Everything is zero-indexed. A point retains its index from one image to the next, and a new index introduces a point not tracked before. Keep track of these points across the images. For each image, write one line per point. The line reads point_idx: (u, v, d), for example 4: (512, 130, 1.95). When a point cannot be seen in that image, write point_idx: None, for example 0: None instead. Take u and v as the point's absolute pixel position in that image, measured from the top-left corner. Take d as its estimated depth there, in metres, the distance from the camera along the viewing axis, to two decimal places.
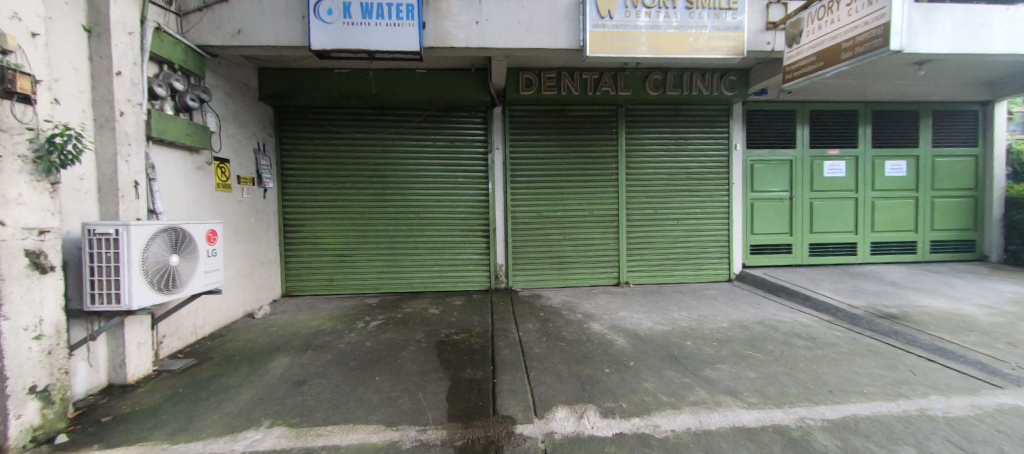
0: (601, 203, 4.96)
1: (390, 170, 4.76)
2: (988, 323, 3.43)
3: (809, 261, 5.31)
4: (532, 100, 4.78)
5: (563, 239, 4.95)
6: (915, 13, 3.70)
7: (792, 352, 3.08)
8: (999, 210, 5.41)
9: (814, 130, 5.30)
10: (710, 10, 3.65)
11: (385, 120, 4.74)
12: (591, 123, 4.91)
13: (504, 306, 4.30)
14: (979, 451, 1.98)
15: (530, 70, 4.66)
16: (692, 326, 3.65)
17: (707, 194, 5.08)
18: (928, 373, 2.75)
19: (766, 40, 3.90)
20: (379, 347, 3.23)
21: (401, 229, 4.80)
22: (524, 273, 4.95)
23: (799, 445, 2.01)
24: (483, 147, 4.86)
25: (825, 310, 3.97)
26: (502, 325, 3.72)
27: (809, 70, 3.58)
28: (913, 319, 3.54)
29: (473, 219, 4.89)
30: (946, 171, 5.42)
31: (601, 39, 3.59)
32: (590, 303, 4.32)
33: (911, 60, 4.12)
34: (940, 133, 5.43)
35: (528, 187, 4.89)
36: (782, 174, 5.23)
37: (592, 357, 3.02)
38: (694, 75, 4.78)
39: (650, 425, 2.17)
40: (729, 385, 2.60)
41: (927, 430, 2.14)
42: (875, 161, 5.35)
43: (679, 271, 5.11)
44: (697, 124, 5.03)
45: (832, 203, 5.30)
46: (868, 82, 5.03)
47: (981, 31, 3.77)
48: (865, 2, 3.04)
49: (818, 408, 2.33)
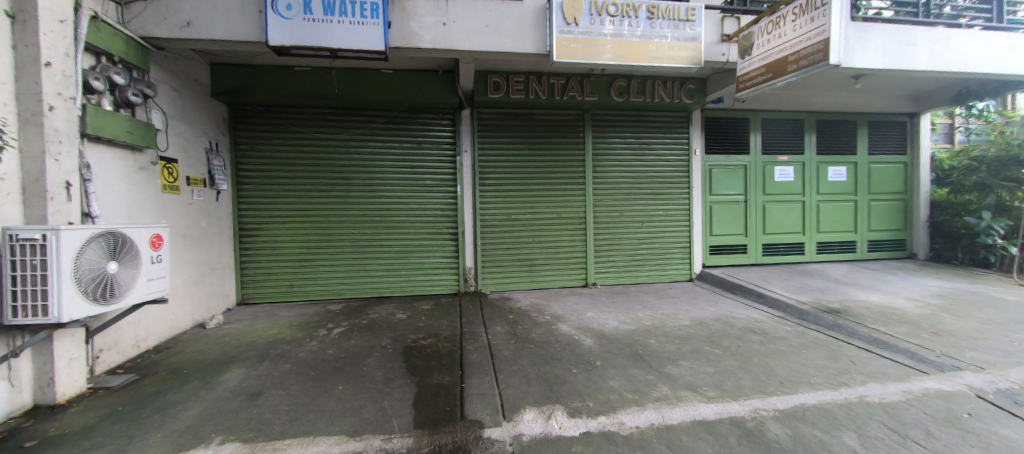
0: (569, 206, 5.04)
1: (354, 172, 4.63)
2: (915, 315, 3.77)
3: (762, 260, 5.63)
4: (500, 103, 4.79)
5: (532, 242, 4.98)
6: (851, 31, 4.03)
7: (747, 347, 3.25)
8: (925, 212, 5.95)
9: (765, 137, 5.63)
10: (670, 20, 3.81)
11: (349, 120, 4.61)
12: (558, 127, 4.99)
13: (473, 309, 4.27)
14: (909, 432, 2.16)
15: (498, 73, 4.64)
16: (655, 324, 3.77)
17: (669, 197, 5.28)
18: (865, 362, 2.98)
19: (721, 51, 4.12)
20: (342, 355, 3.12)
21: (367, 233, 4.67)
22: (493, 276, 4.94)
23: (754, 435, 2.12)
24: (451, 149, 4.82)
25: (776, 306, 4.21)
26: (470, 328, 3.69)
27: (759, 80, 3.82)
28: (853, 313, 3.83)
29: (442, 222, 4.83)
30: (880, 176, 5.91)
31: (567, 45, 3.66)
32: (558, 305, 4.37)
33: (848, 73, 4.47)
34: (874, 142, 5.92)
35: (496, 190, 4.90)
36: (737, 178, 5.53)
37: (560, 357, 3.06)
38: (656, 82, 4.95)
39: (615, 423, 2.22)
40: (690, 381, 2.70)
41: (865, 416, 2.31)
42: (819, 167, 5.75)
43: (644, 271, 5.27)
44: (659, 130, 5.23)
45: (783, 206, 5.64)
46: (812, 93, 5.41)
47: (907, 49, 4.16)
48: (808, 19, 3.29)
49: (770, 399, 2.47)
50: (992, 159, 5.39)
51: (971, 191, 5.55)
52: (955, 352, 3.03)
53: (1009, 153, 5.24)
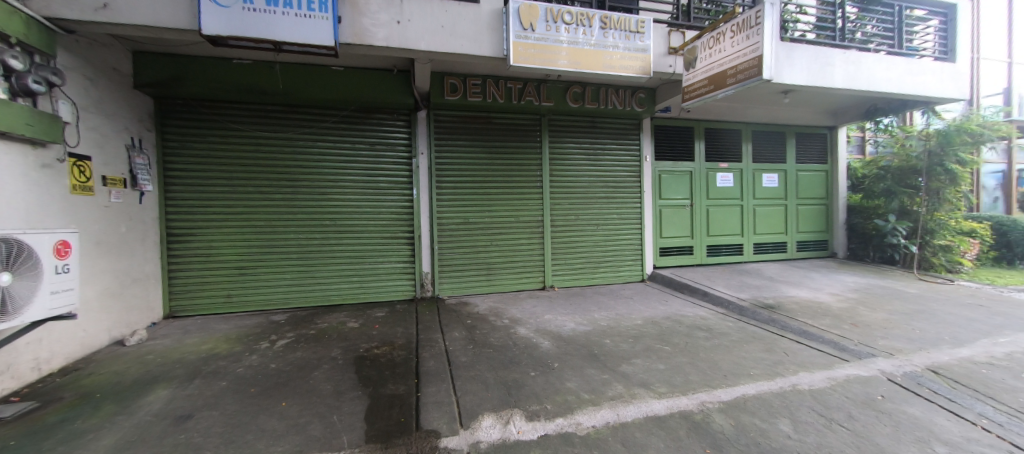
0: (526, 209, 5.07)
1: (301, 173, 4.37)
2: (837, 308, 4.18)
3: (707, 261, 5.99)
4: (458, 106, 4.74)
5: (490, 246, 4.96)
6: (780, 50, 4.42)
7: (694, 343, 3.42)
8: (843, 215, 6.63)
9: (708, 146, 6.02)
10: (621, 31, 3.97)
11: (296, 118, 4.35)
12: (516, 131, 5.02)
13: (430, 315, 4.16)
14: (834, 416, 2.38)
15: (455, 75, 4.59)
16: (610, 324, 3.88)
17: (623, 201, 5.48)
18: (796, 353, 3.25)
19: (668, 63, 4.35)
20: (287, 368, 2.91)
21: (315, 238, 4.42)
22: (451, 280, 4.85)
23: (702, 427, 2.23)
24: (407, 151, 4.69)
25: (720, 304, 4.49)
26: (427, 334, 3.59)
27: (703, 92, 4.07)
28: (785, 308, 4.17)
29: (397, 226, 4.68)
30: (806, 183, 6.51)
31: (524, 50, 3.69)
32: (516, 308, 4.37)
33: (778, 89, 4.90)
34: (801, 151, 6.51)
35: (454, 193, 4.83)
36: (684, 183, 5.85)
37: (518, 361, 3.05)
38: (609, 90, 5.12)
39: (573, 423, 2.24)
40: (643, 378, 2.80)
41: (798, 402, 2.51)
42: (755, 174, 6.23)
43: (599, 273, 5.41)
44: (612, 136, 5.43)
45: (724, 210, 6.05)
46: (748, 106, 5.86)
47: (826, 69, 4.63)
48: (744, 37, 3.55)
49: (715, 392, 2.61)
50: (896, 169, 6.12)
51: (879, 197, 6.27)
52: (869, 340, 3.38)
53: (908, 163, 5.98)
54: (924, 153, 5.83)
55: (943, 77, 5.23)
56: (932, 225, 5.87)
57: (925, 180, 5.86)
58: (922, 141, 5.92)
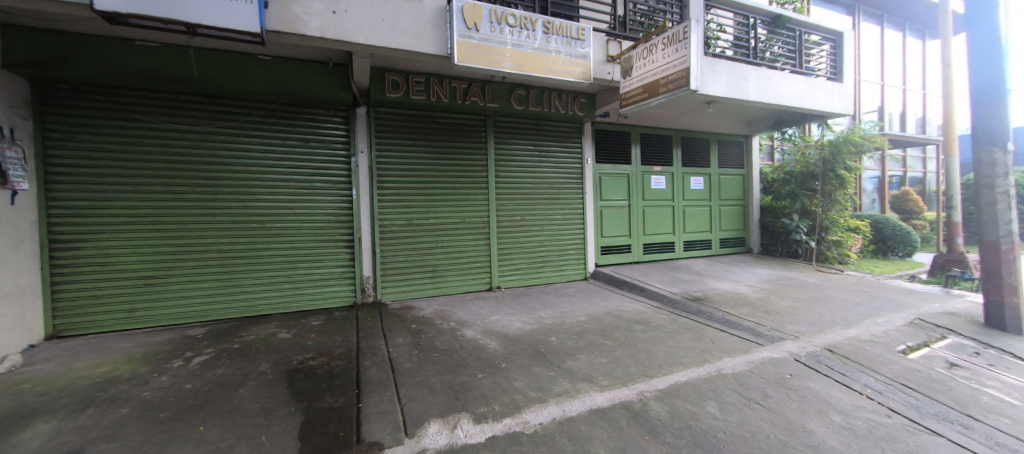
0: (472, 210, 5.04)
1: (222, 171, 3.95)
2: (753, 298, 4.66)
3: (644, 258, 6.37)
4: (400, 103, 4.59)
5: (435, 248, 4.86)
6: (705, 64, 4.83)
7: (633, 336, 3.62)
8: (757, 214, 7.41)
9: (643, 150, 6.41)
10: (563, 37, 4.09)
11: (215, 110, 3.93)
12: (461, 131, 4.97)
13: (372, 321, 3.97)
14: (752, 395, 2.65)
15: (396, 71, 4.43)
16: (555, 322, 3.98)
17: (566, 202, 5.65)
18: (721, 340, 3.56)
19: (607, 70, 4.58)
20: (205, 388, 2.61)
21: (239, 241, 4.02)
22: (394, 284, 4.67)
23: (640, 415, 2.36)
24: (345, 148, 4.45)
25: (655, 298, 4.79)
26: (368, 342, 3.42)
27: (638, 99, 4.33)
28: (711, 300, 4.56)
29: (335, 228, 4.42)
30: (727, 186, 7.18)
31: (468, 49, 3.66)
32: (463, 310, 4.32)
33: (703, 99, 5.35)
34: (722, 157, 7.17)
35: (396, 193, 4.66)
36: (622, 185, 6.18)
37: (465, 363, 3.01)
38: (552, 94, 5.25)
39: (520, 423, 2.25)
40: (587, 372, 2.90)
41: (723, 385, 2.75)
42: (684, 177, 6.76)
43: (544, 273, 5.52)
44: (555, 139, 5.58)
45: (658, 210, 6.48)
46: (677, 114, 6.34)
47: (743, 84, 5.15)
48: (674, 49, 3.83)
49: (652, 381, 2.77)
50: (798, 174, 6.97)
51: (785, 199, 7.10)
52: (779, 326, 3.81)
53: (808, 169, 6.84)
54: (820, 160, 6.70)
55: (833, 94, 6.04)
56: (826, 223, 6.77)
57: (821, 184, 6.74)
58: (818, 150, 6.80)
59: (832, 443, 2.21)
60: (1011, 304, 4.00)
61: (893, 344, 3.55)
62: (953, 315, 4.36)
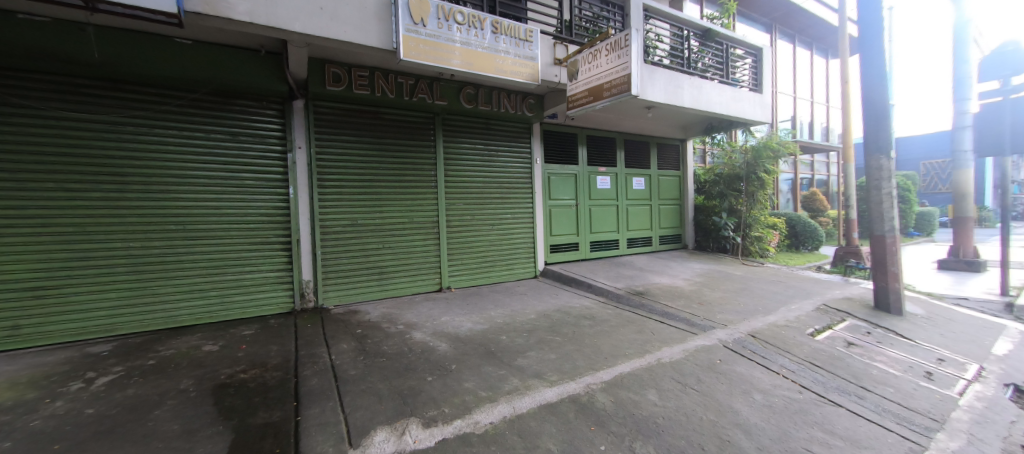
0: (421, 210, 4.92)
1: (132, 166, 3.51)
2: (689, 291, 5.02)
3: (590, 256, 6.61)
4: (342, 98, 4.36)
5: (382, 249, 4.68)
6: (645, 70, 5.12)
7: (581, 331, 3.74)
8: (691, 213, 7.99)
9: (589, 151, 6.65)
10: (511, 38, 4.12)
11: (123, 98, 3.48)
12: (407, 129, 4.83)
13: (312, 328, 3.73)
14: (688, 381, 2.85)
15: (338, 64, 4.20)
16: (506, 321, 4.00)
17: (515, 202, 5.71)
18: (661, 331, 3.80)
19: (554, 72, 4.69)
20: (113, 412, 2.30)
21: (154, 245, 3.59)
22: (337, 288, 4.43)
23: (587, 407, 2.45)
24: (280, 143, 4.14)
25: (601, 293, 4.99)
26: (308, 350, 3.21)
27: (584, 102, 4.48)
28: (651, 293, 4.84)
29: (270, 229, 4.10)
30: (666, 186, 7.66)
31: (414, 45, 3.56)
32: (412, 312, 4.20)
33: (643, 104, 5.65)
34: (661, 159, 7.65)
35: (339, 193, 4.42)
36: (570, 185, 6.36)
37: (413, 367, 2.93)
38: (501, 93, 5.28)
39: (470, 423, 2.24)
40: (537, 369, 2.95)
41: (662, 374, 2.94)
42: (627, 177, 7.10)
43: (495, 273, 5.54)
44: (505, 139, 5.62)
45: (603, 209, 6.75)
46: (620, 118, 6.66)
47: (678, 91, 5.52)
48: (616, 56, 4.01)
49: (598, 374, 2.88)
50: (726, 175, 7.63)
51: (716, 198, 7.72)
52: (710, 316, 4.14)
53: (734, 171, 7.50)
54: (744, 163, 7.37)
55: (754, 104, 6.67)
56: (749, 220, 7.45)
57: (745, 185, 7.41)
58: (742, 154, 7.48)
59: (755, 419, 2.45)
60: (894, 289, 4.67)
61: (804, 327, 4.01)
62: (850, 300, 5.02)
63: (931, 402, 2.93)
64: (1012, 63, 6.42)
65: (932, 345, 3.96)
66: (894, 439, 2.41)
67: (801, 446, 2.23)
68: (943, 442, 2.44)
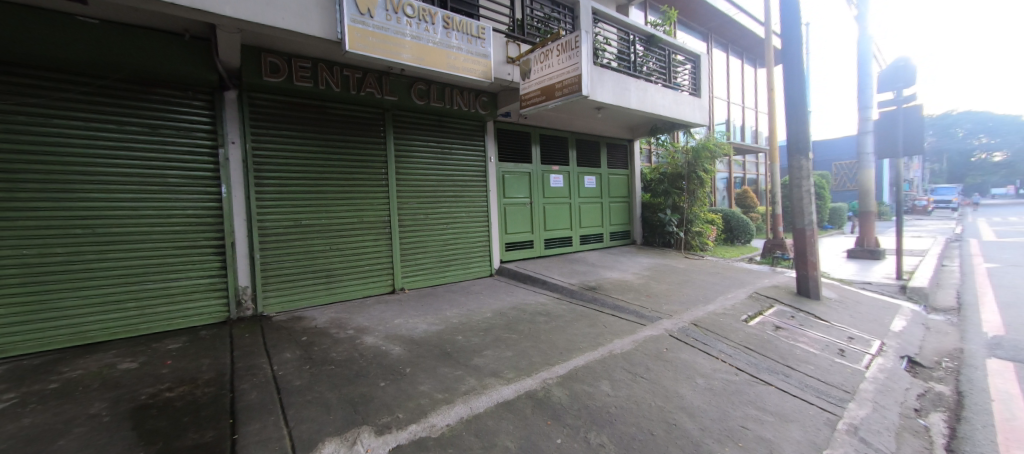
0: (371, 209, 4.73)
1: (24, 161, 3.01)
2: (638, 284, 5.27)
3: (545, 253, 6.72)
4: (281, 89, 4.07)
5: (329, 251, 4.44)
6: (595, 72, 5.28)
7: (536, 328, 3.79)
8: (639, 210, 8.39)
9: (543, 150, 6.75)
10: (463, 34, 4.07)
11: (10, 82, 2.95)
12: (355, 124, 4.61)
13: (251, 337, 3.45)
14: (637, 371, 2.99)
15: (275, 53, 3.92)
16: (461, 321, 3.96)
17: (470, 200, 5.67)
18: (612, 324, 3.95)
19: (507, 71, 4.72)
20: (3, 446, 1.98)
21: (55, 251, 3.13)
22: (279, 294, 4.13)
23: (544, 402, 2.48)
24: (210, 137, 3.78)
25: (556, 289, 5.09)
26: (247, 361, 2.97)
27: (537, 101, 4.53)
28: (603, 288, 5.01)
29: (200, 232, 3.74)
30: (615, 184, 7.98)
31: (361, 36, 3.40)
32: (362, 316, 4.02)
33: (593, 105, 5.84)
34: (611, 158, 7.94)
35: (279, 192, 4.13)
36: (524, 184, 6.42)
37: (365, 373, 2.80)
38: (454, 90, 5.22)
39: (426, 427, 2.18)
40: (493, 367, 2.95)
41: (614, 365, 3.05)
42: (579, 176, 7.30)
43: (450, 272, 5.45)
44: (458, 136, 5.56)
45: (556, 207, 6.89)
46: (571, 118, 6.82)
47: (626, 93, 5.76)
48: (567, 57, 4.10)
49: (553, 369, 2.93)
50: (670, 174, 8.09)
51: (661, 196, 8.17)
52: (657, 307, 4.37)
53: (677, 170, 7.97)
54: (685, 163, 7.86)
55: (694, 107, 7.13)
56: (691, 216, 7.95)
57: (687, 183, 7.90)
58: (683, 155, 7.97)
59: (697, 402, 2.62)
60: (812, 276, 5.21)
61: (739, 314, 4.36)
62: (777, 287, 5.53)
63: (843, 375, 3.30)
64: (902, 77, 7.41)
65: (844, 325, 4.47)
66: (815, 412, 2.68)
67: (738, 424, 2.42)
68: (853, 411, 2.76)
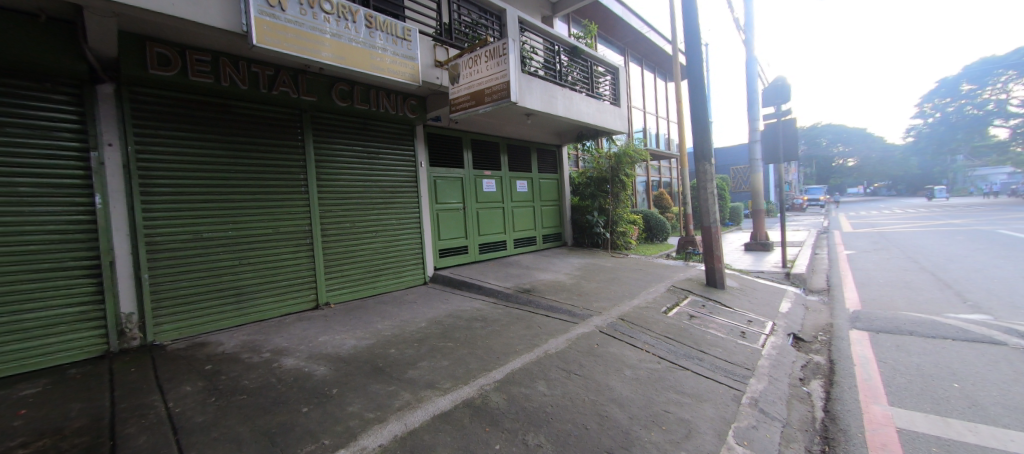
0: (288, 219, 4.35)
1: None
2: (570, 284, 5.48)
3: (480, 258, 6.71)
4: (173, 85, 3.56)
5: (238, 266, 3.98)
6: (522, 79, 5.41)
7: (472, 334, 3.75)
8: (569, 213, 8.75)
9: (474, 155, 6.75)
10: (388, 35, 3.93)
11: None
12: (266, 126, 4.21)
13: (137, 372, 2.94)
14: (571, 368, 3.10)
15: (164, 43, 3.42)
16: (393, 333, 3.78)
17: (400, 206, 5.47)
18: (546, 324, 4.05)
19: (435, 75, 4.66)
20: None
21: None
22: (175, 319, 3.59)
23: (481, 409, 2.46)
24: (77, 138, 3.17)
25: (491, 294, 5.10)
26: (134, 400, 2.53)
27: (466, 106, 4.51)
28: (537, 290, 5.13)
29: (65, 251, 3.11)
30: (546, 188, 8.25)
31: (271, 30, 3.10)
32: (281, 337, 3.66)
33: (522, 111, 5.98)
34: (541, 163, 8.19)
35: (172, 202, 3.60)
36: (456, 189, 6.35)
37: (284, 400, 2.54)
38: (380, 92, 5.02)
39: (356, 451, 2.03)
40: (429, 379, 2.85)
41: (549, 364, 3.13)
42: (512, 180, 7.42)
43: (380, 282, 5.20)
44: (387, 141, 5.35)
45: (489, 212, 6.92)
46: (501, 124, 6.91)
47: (552, 100, 5.99)
48: (495, 63, 4.15)
49: (491, 375, 2.91)
50: (596, 178, 8.57)
51: (588, 199, 8.62)
52: (587, 305, 4.59)
53: (602, 174, 8.48)
54: (609, 168, 8.39)
55: (615, 115, 7.65)
56: (616, 218, 8.49)
57: (611, 187, 8.43)
58: (607, 160, 8.49)
59: (626, 393, 2.79)
60: (717, 268, 5.86)
61: (659, 307, 4.74)
62: (690, 280, 6.13)
63: (745, 355, 3.75)
64: (781, 94, 8.67)
65: (744, 310, 5.08)
66: (724, 390, 3.01)
67: (662, 409, 2.62)
68: (754, 385, 3.15)
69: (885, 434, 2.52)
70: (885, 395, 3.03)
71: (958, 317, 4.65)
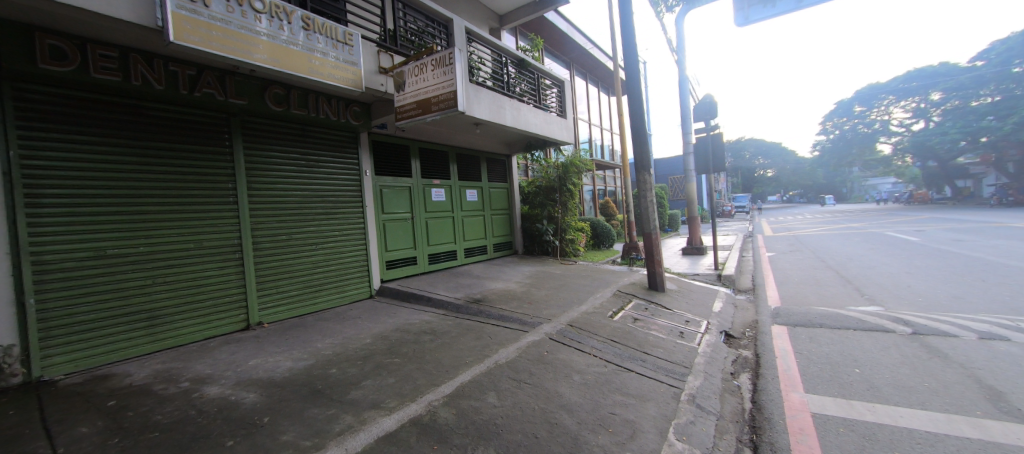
0: (213, 232, 3.98)
1: None
2: (520, 292, 5.52)
3: (429, 269, 6.56)
4: (72, 82, 3.14)
5: (151, 285, 3.55)
6: (470, 89, 5.42)
7: (420, 348, 3.64)
8: (519, 221, 8.85)
9: (422, 164, 6.63)
10: (328, 38, 3.76)
11: None
12: (188, 131, 3.84)
13: (18, 415, 2.50)
14: (521, 377, 3.11)
15: (59, 35, 3.01)
16: (335, 351, 3.57)
17: (343, 217, 5.22)
18: (496, 334, 4.04)
19: (379, 81, 4.53)
20: None
21: None
22: (69, 350, 3.11)
23: (429, 426, 2.39)
24: None
25: (441, 306, 4.99)
26: (11, 449, 2.14)
27: (412, 114, 4.42)
28: (487, 299, 5.11)
29: None
30: (496, 197, 8.29)
31: (192, 27, 2.82)
32: (205, 363, 3.31)
33: (470, 120, 5.97)
34: (491, 172, 8.23)
35: (69, 215, 3.13)
36: (404, 199, 6.19)
37: (206, 433, 2.29)
38: (319, 98, 4.79)
39: None
40: (373, 399, 2.72)
41: (500, 374, 3.12)
42: (462, 190, 7.37)
43: (321, 298, 4.90)
44: (328, 149, 5.10)
45: (439, 221, 6.80)
46: (450, 133, 6.86)
47: (500, 110, 6.06)
48: (442, 72, 4.12)
49: (439, 389, 2.84)
50: (545, 187, 8.78)
51: (537, 207, 8.79)
52: (537, 313, 4.65)
53: (551, 183, 8.70)
54: (557, 177, 8.64)
55: (561, 126, 7.91)
56: (564, 225, 8.74)
57: (559, 196, 8.67)
58: (555, 169, 8.74)
59: (575, 398, 2.84)
60: (658, 272, 6.21)
61: (605, 311, 4.92)
62: (634, 284, 6.44)
63: (683, 354, 3.99)
64: (710, 110, 9.46)
65: (682, 311, 5.43)
66: (664, 388, 3.17)
67: (608, 412, 2.70)
68: (691, 382, 3.35)
69: (802, 419, 2.79)
70: (801, 384, 3.36)
71: (858, 309, 5.29)
